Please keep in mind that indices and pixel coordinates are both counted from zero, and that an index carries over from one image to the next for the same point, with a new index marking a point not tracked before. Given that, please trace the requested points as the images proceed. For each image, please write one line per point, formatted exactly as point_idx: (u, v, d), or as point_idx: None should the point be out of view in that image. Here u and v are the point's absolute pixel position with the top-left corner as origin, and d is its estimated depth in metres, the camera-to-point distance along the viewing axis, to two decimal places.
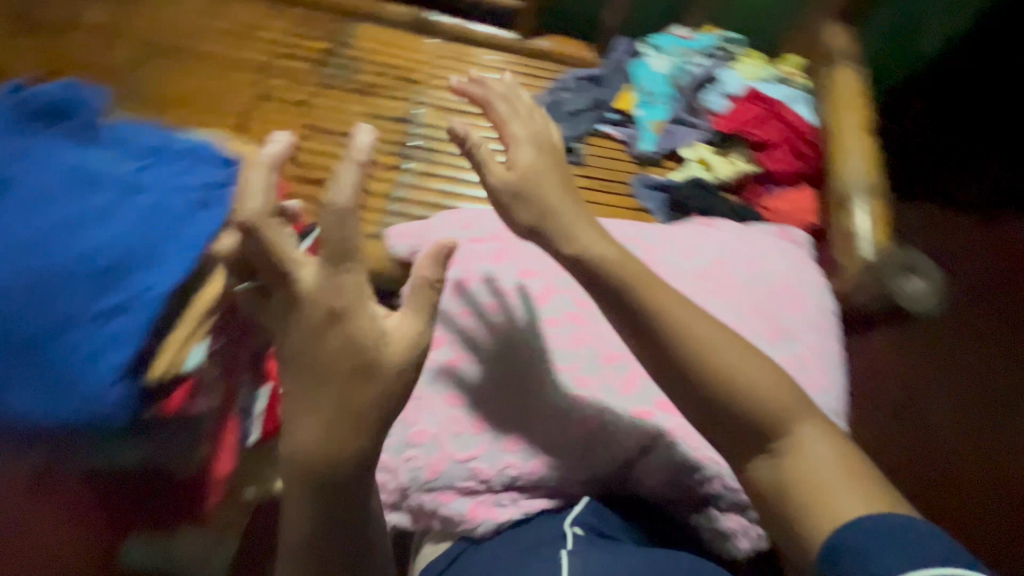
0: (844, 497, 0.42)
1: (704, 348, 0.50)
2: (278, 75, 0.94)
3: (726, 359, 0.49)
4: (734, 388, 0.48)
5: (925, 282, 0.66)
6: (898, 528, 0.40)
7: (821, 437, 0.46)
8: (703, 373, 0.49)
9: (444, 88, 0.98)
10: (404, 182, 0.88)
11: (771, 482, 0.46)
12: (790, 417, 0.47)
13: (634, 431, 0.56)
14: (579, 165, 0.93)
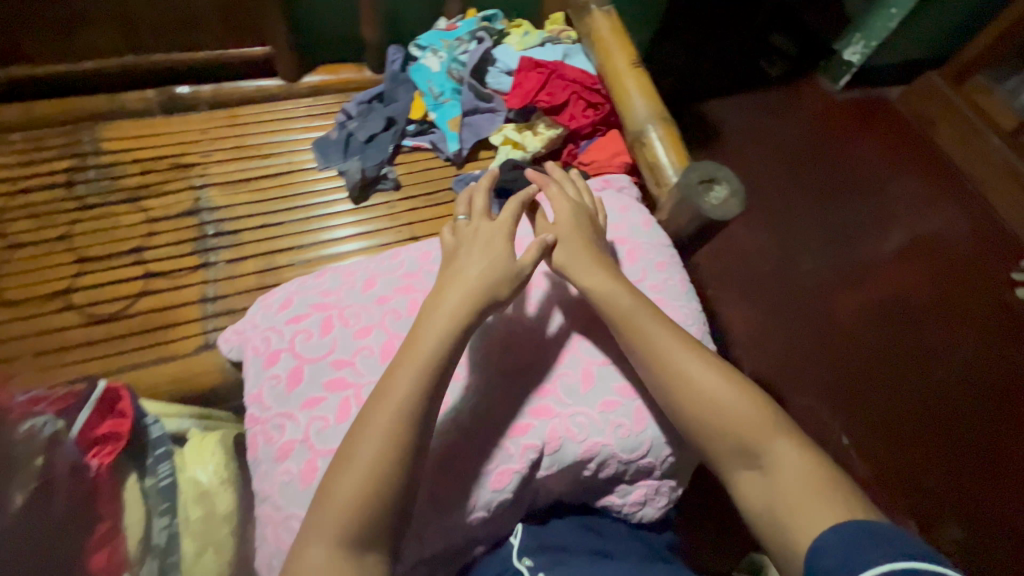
0: (817, 514, 0.45)
1: (699, 384, 0.54)
2: (20, 218, 0.80)
3: (709, 386, 0.54)
4: (719, 409, 0.53)
5: (726, 189, 0.70)
6: (880, 536, 0.41)
7: (793, 450, 0.50)
8: (694, 402, 0.54)
9: (224, 160, 0.89)
10: (213, 279, 0.79)
11: (760, 498, 0.49)
12: (758, 427, 0.51)
13: (514, 432, 0.57)
14: (397, 191, 0.90)
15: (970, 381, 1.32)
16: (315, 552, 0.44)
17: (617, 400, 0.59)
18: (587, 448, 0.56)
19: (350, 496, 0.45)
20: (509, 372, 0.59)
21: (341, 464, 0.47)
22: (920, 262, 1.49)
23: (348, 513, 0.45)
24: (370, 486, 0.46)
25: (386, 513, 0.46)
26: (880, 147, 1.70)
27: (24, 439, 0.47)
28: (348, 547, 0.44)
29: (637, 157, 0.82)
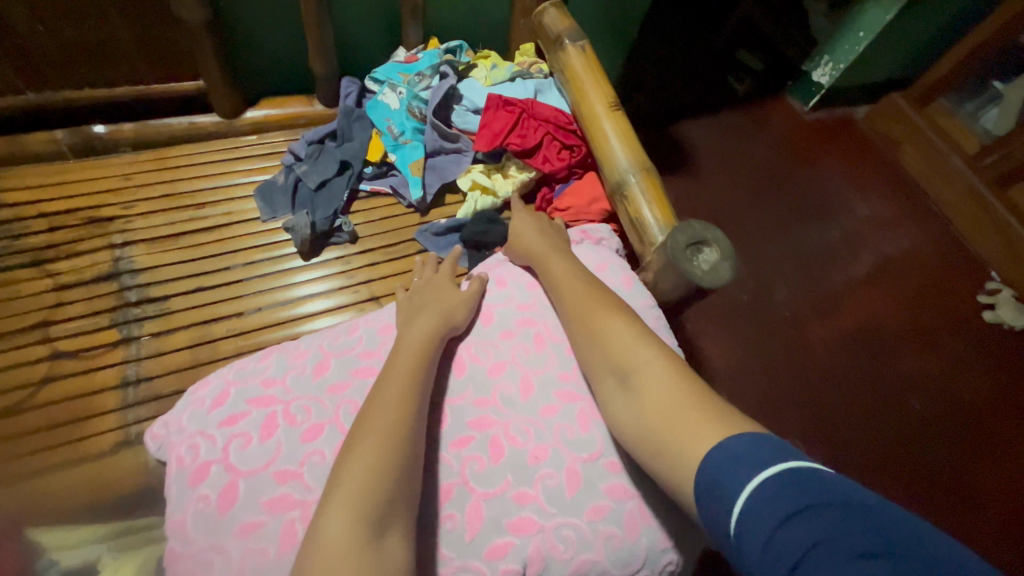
0: (688, 429, 0.47)
1: (595, 323, 0.57)
2: None
3: (593, 311, 0.58)
4: (601, 339, 0.56)
5: (715, 252, 0.64)
6: (757, 448, 0.43)
7: (663, 372, 0.52)
8: (579, 329, 0.58)
9: (151, 212, 0.78)
10: (136, 357, 0.68)
11: (633, 418, 0.51)
12: (635, 350, 0.54)
13: (492, 544, 0.48)
14: (353, 244, 0.80)
15: (941, 407, 1.32)
16: (337, 526, 0.40)
17: (606, 503, 0.51)
18: (576, 566, 0.48)
19: (358, 478, 0.43)
20: (485, 478, 0.51)
21: (346, 454, 0.45)
22: (890, 286, 1.50)
23: (367, 490, 0.42)
24: (383, 458, 0.44)
25: (400, 491, 0.44)
26: (847, 169, 1.70)
27: None
28: (371, 519, 0.41)
29: (618, 210, 0.75)
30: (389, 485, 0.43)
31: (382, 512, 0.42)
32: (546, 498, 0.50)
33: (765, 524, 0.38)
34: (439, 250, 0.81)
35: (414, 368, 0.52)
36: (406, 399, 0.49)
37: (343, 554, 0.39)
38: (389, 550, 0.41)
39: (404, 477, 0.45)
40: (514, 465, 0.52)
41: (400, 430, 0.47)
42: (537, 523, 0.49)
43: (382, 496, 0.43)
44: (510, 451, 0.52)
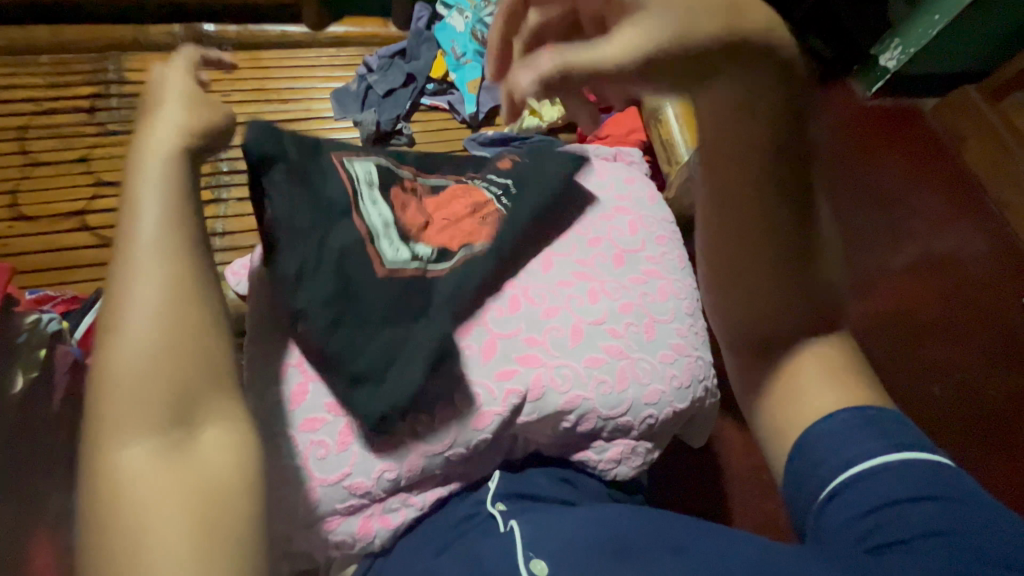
0: (821, 388, 0.49)
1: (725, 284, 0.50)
2: (42, 137, 0.82)
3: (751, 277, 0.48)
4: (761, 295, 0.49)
5: None
6: (876, 427, 0.47)
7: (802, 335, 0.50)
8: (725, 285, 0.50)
9: (245, 101, 0.90)
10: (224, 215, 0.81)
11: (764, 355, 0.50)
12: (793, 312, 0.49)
13: (495, 371, 0.57)
14: (410, 147, 0.90)
15: (967, 400, 1.29)
16: (133, 438, 0.36)
17: (603, 356, 0.59)
18: (569, 399, 0.56)
19: (140, 373, 0.37)
20: (502, 323, 0.60)
21: (112, 356, 0.37)
22: (931, 278, 1.46)
23: (152, 387, 0.37)
24: (162, 346, 0.38)
25: (199, 383, 0.38)
26: (902, 160, 1.65)
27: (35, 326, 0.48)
28: (170, 421, 0.37)
29: (652, 133, 0.82)
30: (178, 383, 0.38)
31: (180, 408, 0.37)
32: (556, 342, 0.59)
33: (858, 498, 0.44)
34: (482, 156, 0.90)
35: (165, 231, 0.41)
36: (175, 284, 0.40)
37: (147, 468, 0.35)
38: (208, 443, 0.38)
39: (199, 374, 0.39)
40: (526, 315, 0.60)
41: (185, 319, 0.39)
42: (549, 360, 0.57)
43: (176, 395, 0.37)
44: (531, 308, 0.61)
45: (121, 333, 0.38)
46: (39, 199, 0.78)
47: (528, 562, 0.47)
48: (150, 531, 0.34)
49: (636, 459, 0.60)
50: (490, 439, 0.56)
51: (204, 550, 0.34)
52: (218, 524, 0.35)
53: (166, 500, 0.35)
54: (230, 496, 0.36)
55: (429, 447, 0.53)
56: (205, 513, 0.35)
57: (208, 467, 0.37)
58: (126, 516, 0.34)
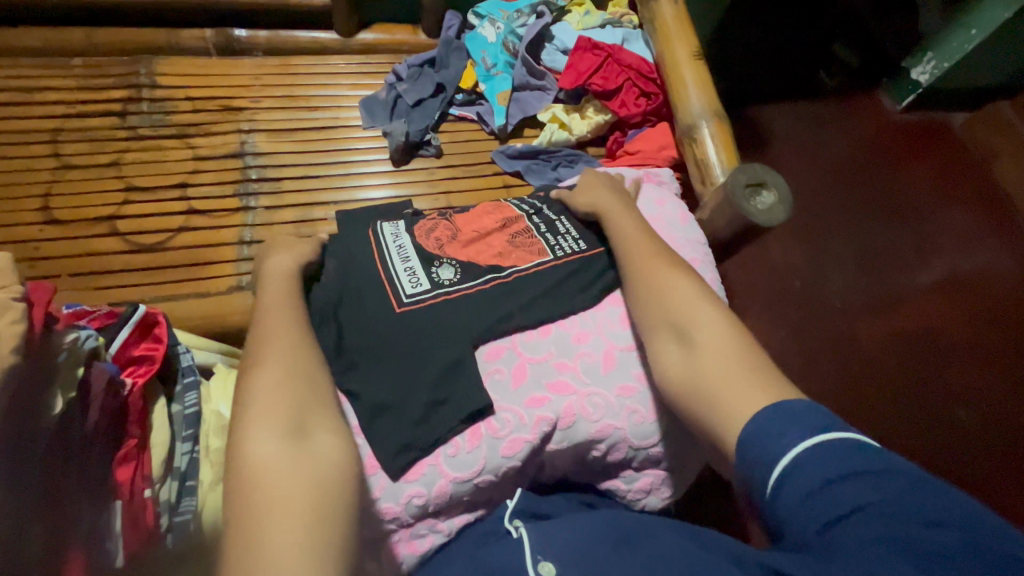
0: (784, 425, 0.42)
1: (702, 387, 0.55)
2: (73, 141, 0.82)
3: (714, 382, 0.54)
4: (664, 294, 0.54)
5: (774, 194, 0.69)
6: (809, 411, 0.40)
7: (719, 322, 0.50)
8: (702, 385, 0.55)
9: (275, 107, 0.90)
10: (251, 223, 0.81)
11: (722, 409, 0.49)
12: (695, 308, 0.52)
13: (525, 396, 0.56)
14: (438, 158, 0.89)
15: (993, 425, 1.26)
16: (261, 441, 0.42)
17: (634, 384, 0.57)
18: (600, 428, 0.55)
19: (275, 384, 0.46)
20: (532, 347, 0.59)
21: (253, 375, 0.47)
22: (958, 298, 1.42)
23: (282, 393, 0.45)
24: (292, 364, 0.48)
25: (313, 400, 0.47)
26: (933, 174, 1.61)
27: (69, 349, 0.45)
28: (291, 427, 0.44)
29: (685, 152, 0.80)
30: (296, 400, 0.46)
31: (300, 417, 0.45)
32: (586, 368, 0.58)
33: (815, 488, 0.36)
34: (510, 168, 0.89)
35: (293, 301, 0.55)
36: (292, 329, 0.51)
37: (271, 465, 0.41)
38: (323, 446, 0.44)
39: (314, 394, 0.47)
40: (555, 339, 0.60)
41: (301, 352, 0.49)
42: (580, 387, 0.57)
43: (294, 410, 0.45)
44: (561, 332, 0.60)
45: (260, 360, 0.48)
46: (71, 202, 0.78)
47: (537, 565, 0.44)
48: (277, 515, 0.38)
49: (666, 489, 0.59)
50: (520, 466, 0.55)
51: (319, 530, 0.39)
52: (329, 514, 0.40)
53: (288, 486, 0.40)
54: (341, 490, 0.42)
55: (459, 473, 0.52)
56: (317, 504, 0.40)
57: (326, 461, 0.43)
58: (261, 496, 0.40)
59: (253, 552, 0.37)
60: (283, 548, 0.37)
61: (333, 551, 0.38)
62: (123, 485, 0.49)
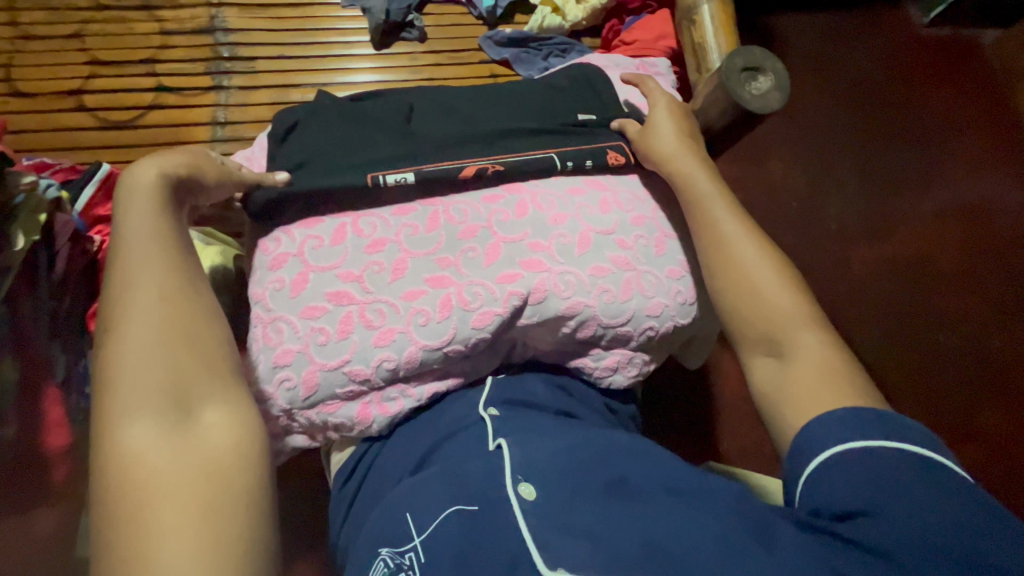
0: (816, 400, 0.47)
1: (744, 316, 0.53)
2: (30, 8, 0.77)
3: (754, 313, 0.52)
4: (728, 249, 0.55)
5: (770, 80, 0.65)
6: (875, 422, 0.43)
7: (820, 339, 0.50)
8: (737, 314, 0.54)
9: None
10: (225, 104, 0.77)
11: (772, 382, 0.50)
12: (767, 273, 0.53)
13: (495, 273, 0.56)
14: (421, 43, 0.84)
15: (969, 351, 1.28)
16: (142, 427, 0.39)
17: (608, 266, 0.57)
18: (570, 305, 0.56)
19: (146, 357, 0.42)
20: (508, 227, 0.58)
21: (121, 347, 0.42)
22: (957, 227, 1.40)
23: (161, 366, 0.42)
24: (168, 328, 0.43)
25: (200, 372, 0.43)
26: (950, 97, 1.52)
27: (27, 193, 0.45)
28: (170, 410, 0.41)
29: (684, 38, 0.75)
30: (177, 377, 0.42)
31: (180, 397, 0.41)
32: (560, 250, 0.57)
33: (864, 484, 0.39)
34: (498, 55, 0.84)
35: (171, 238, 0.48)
36: (174, 291, 0.45)
37: (151, 455, 0.39)
38: (214, 424, 0.41)
39: (197, 366, 0.43)
40: (527, 218, 0.59)
41: (182, 317, 0.45)
42: (550, 267, 0.56)
43: (174, 388, 0.42)
44: (534, 214, 0.59)
45: (129, 325, 0.43)
46: (32, 73, 0.74)
47: (516, 485, 0.45)
48: (163, 509, 0.36)
49: (632, 372, 0.60)
50: (490, 340, 0.56)
51: (213, 508, 0.37)
52: (222, 496, 0.38)
53: (175, 467, 0.38)
54: (240, 468, 0.40)
55: (429, 342, 0.53)
56: (209, 487, 0.38)
57: (217, 439, 0.41)
58: (143, 477, 0.37)
59: (131, 537, 0.35)
60: (165, 535, 0.35)
61: (228, 534, 0.37)
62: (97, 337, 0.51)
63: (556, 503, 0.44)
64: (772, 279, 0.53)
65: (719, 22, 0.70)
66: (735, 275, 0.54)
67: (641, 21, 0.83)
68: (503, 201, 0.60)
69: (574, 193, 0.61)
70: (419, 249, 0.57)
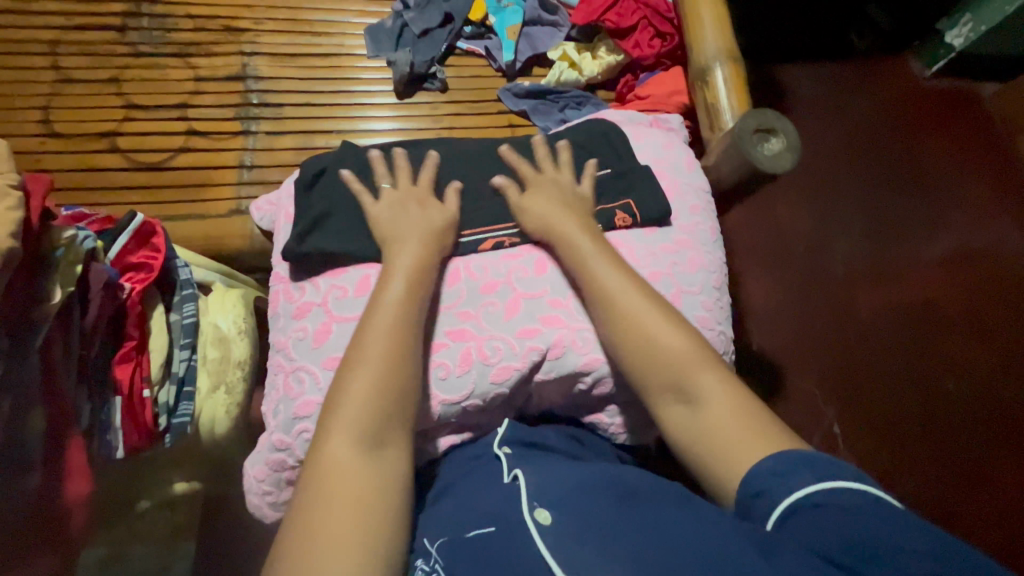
0: (743, 455, 0.46)
1: (640, 370, 0.52)
2: (72, 54, 0.81)
3: (646, 368, 0.52)
4: (612, 300, 0.55)
5: (782, 142, 0.67)
6: (808, 460, 0.44)
7: (718, 382, 0.50)
8: (632, 367, 0.53)
9: (277, 30, 0.87)
10: (252, 148, 0.80)
11: (686, 435, 0.50)
12: (650, 323, 0.53)
13: (514, 328, 0.57)
14: (443, 93, 0.87)
15: (982, 399, 1.26)
16: (338, 450, 0.45)
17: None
18: (587, 362, 0.56)
19: (366, 384, 0.48)
20: (527, 282, 0.60)
21: (352, 368, 0.49)
22: (963, 273, 1.41)
23: (373, 396, 0.47)
24: (391, 363, 0.49)
25: (395, 413, 0.48)
26: (954, 146, 1.55)
27: (66, 246, 0.45)
28: (369, 437, 0.46)
29: (696, 96, 0.78)
30: (381, 409, 0.47)
31: (381, 429, 0.47)
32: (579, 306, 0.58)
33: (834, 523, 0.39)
34: (516, 106, 0.87)
35: (418, 276, 0.55)
36: (398, 330, 0.51)
37: (345, 471, 0.44)
38: (391, 464, 0.46)
39: (398, 405, 0.48)
40: (548, 273, 0.60)
41: (401, 357, 0.50)
42: (570, 325, 0.57)
43: (376, 419, 0.47)
44: (554, 271, 0.60)
45: (361, 352, 0.49)
46: (69, 116, 0.77)
47: (533, 512, 0.45)
48: (322, 534, 0.41)
49: (647, 425, 0.60)
50: (507, 394, 0.56)
51: (366, 545, 0.41)
52: (378, 534, 0.42)
53: (352, 491, 0.43)
54: (395, 513, 0.44)
55: (448, 396, 0.54)
56: (370, 520, 0.42)
57: (388, 480, 0.45)
58: (330, 491, 0.43)
59: (304, 542, 0.40)
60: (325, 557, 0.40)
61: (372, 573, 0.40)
62: (122, 383, 0.50)
63: (571, 520, 0.44)
64: (653, 327, 0.53)
65: (732, 84, 0.73)
66: (621, 329, 0.54)
67: (651, 79, 0.86)
68: (523, 256, 0.61)
69: None
70: (439, 303, 0.58)
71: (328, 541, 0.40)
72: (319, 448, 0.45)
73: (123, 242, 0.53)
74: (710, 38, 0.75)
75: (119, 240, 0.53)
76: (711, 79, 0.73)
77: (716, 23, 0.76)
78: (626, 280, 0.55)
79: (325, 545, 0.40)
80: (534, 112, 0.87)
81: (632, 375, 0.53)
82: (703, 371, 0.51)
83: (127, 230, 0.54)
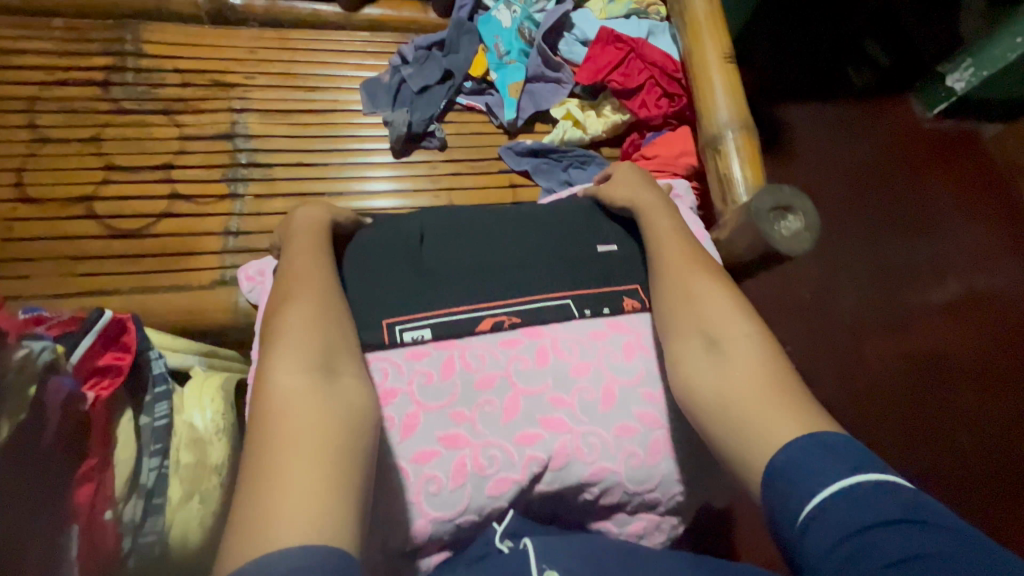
0: (778, 418, 0.43)
1: (682, 315, 0.53)
2: (51, 111, 0.76)
3: (686, 316, 0.53)
4: (663, 246, 0.59)
5: (801, 220, 0.63)
6: (812, 452, 0.40)
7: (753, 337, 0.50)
8: (674, 318, 0.54)
9: (268, 85, 0.83)
10: (239, 212, 0.76)
11: (716, 389, 0.48)
12: (692, 276, 0.55)
13: (514, 432, 0.52)
14: (442, 151, 0.83)
15: (996, 460, 1.21)
16: (284, 375, 0.42)
17: (634, 426, 0.53)
18: (594, 471, 0.52)
19: (301, 326, 0.46)
20: (527, 377, 0.55)
21: (281, 318, 0.47)
22: (971, 319, 1.37)
23: (312, 337, 0.45)
24: (321, 309, 0.48)
25: (336, 346, 0.46)
26: (957, 188, 1.54)
27: (21, 364, 0.41)
28: (316, 366, 0.44)
29: (707, 164, 0.74)
30: (322, 344, 0.46)
31: (325, 360, 0.45)
32: (583, 403, 0.54)
33: (834, 533, 0.36)
34: (517, 165, 0.83)
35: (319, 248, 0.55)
36: (322, 285, 0.50)
37: (300, 395, 0.41)
38: (347, 390, 0.44)
39: (337, 343, 0.47)
40: (548, 365, 0.56)
41: (330, 303, 0.49)
42: (574, 427, 0.52)
43: (321, 351, 0.45)
44: (555, 363, 0.56)
45: (288, 304, 0.48)
46: (45, 179, 0.73)
47: None
48: (288, 456, 0.38)
49: (659, 535, 0.55)
50: (506, 508, 0.51)
51: (342, 465, 0.39)
52: (349, 456, 0.40)
53: (313, 416, 0.40)
54: (362, 439, 0.42)
55: (441, 513, 0.49)
56: (340, 440, 0.40)
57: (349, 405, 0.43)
58: (284, 423, 0.39)
59: (269, 484, 0.36)
60: (294, 487, 0.36)
61: (349, 494, 0.37)
62: (82, 507, 0.45)
63: None
64: (691, 275, 0.55)
65: (746, 155, 0.70)
66: (671, 279, 0.56)
67: (657, 140, 0.83)
68: (522, 346, 0.57)
69: (597, 336, 0.58)
70: (431, 402, 0.53)
71: (297, 468, 0.37)
72: (264, 386, 0.42)
73: (89, 342, 0.49)
74: (723, 105, 0.72)
75: (86, 340, 0.49)
76: (722, 150, 0.70)
77: (728, 90, 0.73)
78: (675, 236, 0.59)
79: (298, 470, 0.37)
80: (536, 171, 0.83)
81: (672, 326, 0.54)
82: (739, 319, 0.51)
83: (94, 330, 0.49)
